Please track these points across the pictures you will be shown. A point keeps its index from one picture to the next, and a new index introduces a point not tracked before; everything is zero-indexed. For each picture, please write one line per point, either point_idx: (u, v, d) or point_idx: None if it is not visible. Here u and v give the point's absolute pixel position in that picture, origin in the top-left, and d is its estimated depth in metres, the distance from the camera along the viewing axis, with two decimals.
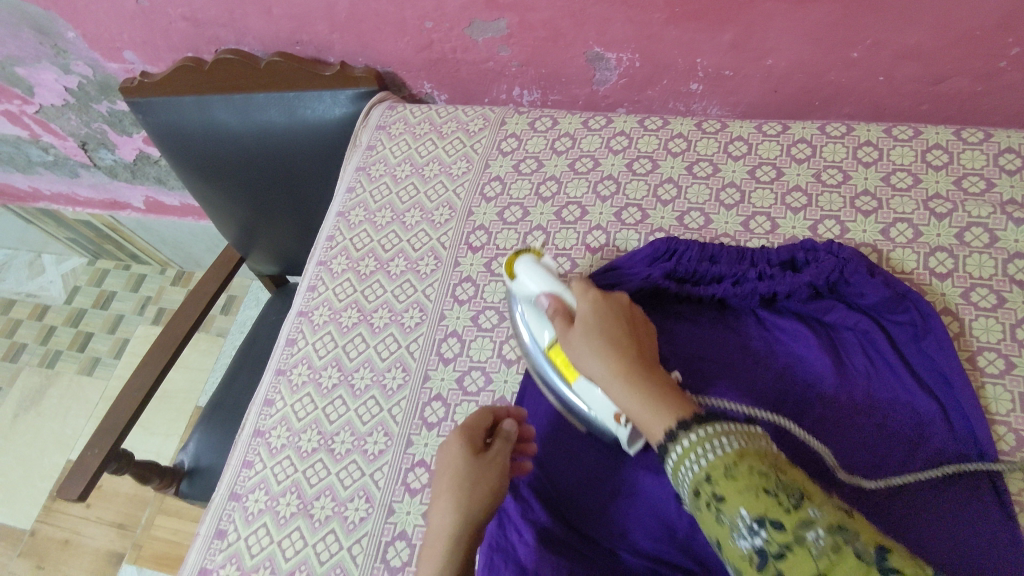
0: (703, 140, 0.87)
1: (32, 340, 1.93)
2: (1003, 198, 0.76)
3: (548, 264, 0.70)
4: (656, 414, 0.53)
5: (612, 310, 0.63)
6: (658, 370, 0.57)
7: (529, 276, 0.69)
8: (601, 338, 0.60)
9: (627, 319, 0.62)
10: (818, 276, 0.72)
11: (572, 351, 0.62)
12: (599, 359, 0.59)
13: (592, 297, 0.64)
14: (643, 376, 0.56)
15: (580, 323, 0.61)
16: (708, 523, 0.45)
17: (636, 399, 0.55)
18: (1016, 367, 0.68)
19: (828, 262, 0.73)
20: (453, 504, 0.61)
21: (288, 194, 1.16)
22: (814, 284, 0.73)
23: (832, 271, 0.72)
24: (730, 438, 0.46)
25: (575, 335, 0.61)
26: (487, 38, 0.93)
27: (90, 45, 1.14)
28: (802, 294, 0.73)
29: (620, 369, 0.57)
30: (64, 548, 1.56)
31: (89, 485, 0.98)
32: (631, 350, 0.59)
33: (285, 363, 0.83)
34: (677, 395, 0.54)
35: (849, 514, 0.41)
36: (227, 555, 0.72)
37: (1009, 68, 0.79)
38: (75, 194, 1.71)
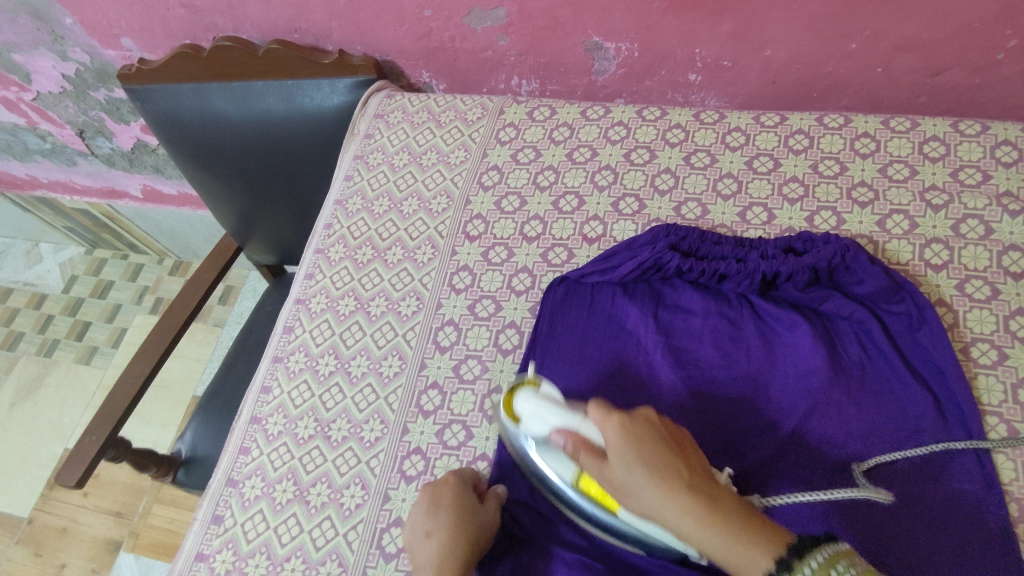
0: (701, 131, 0.87)
1: (30, 329, 1.93)
2: (999, 190, 0.76)
3: (546, 390, 0.64)
4: (746, 558, 0.47)
5: (649, 437, 0.55)
6: (722, 491, 0.52)
7: (534, 412, 0.63)
8: (652, 470, 0.52)
9: (664, 436, 0.55)
10: (818, 260, 0.72)
11: (616, 484, 0.55)
12: (654, 495, 0.52)
13: (617, 422, 0.55)
14: (712, 507, 0.50)
15: (621, 453, 0.54)
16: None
17: (712, 542, 0.49)
18: (1009, 359, 0.68)
19: (827, 248, 0.72)
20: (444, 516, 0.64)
21: (286, 183, 1.16)
22: (815, 268, 0.73)
23: (832, 256, 0.72)
24: (848, 572, 0.43)
25: (618, 469, 0.54)
26: (486, 27, 0.93)
27: (88, 32, 1.13)
28: (802, 278, 0.73)
29: (688, 510, 0.50)
30: (62, 536, 1.57)
31: (86, 471, 0.98)
32: (683, 473, 0.52)
33: (282, 350, 0.84)
34: (754, 523, 0.49)
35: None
36: (223, 541, 0.72)
37: (1007, 60, 0.79)
38: (73, 182, 1.71)
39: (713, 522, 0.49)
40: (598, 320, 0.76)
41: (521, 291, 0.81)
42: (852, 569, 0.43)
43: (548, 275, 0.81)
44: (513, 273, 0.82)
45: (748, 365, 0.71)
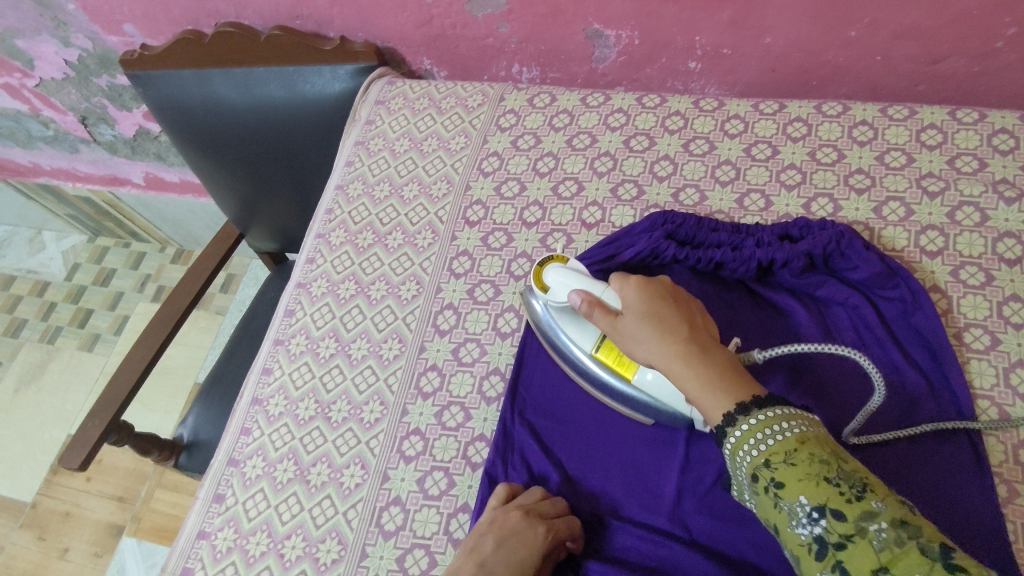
0: (700, 118, 0.88)
1: (33, 316, 1.94)
2: (995, 177, 0.77)
3: (574, 266, 0.69)
4: (716, 402, 0.54)
5: (660, 297, 0.60)
6: (716, 348, 0.58)
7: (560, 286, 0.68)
8: (654, 325, 0.58)
9: (674, 298, 0.60)
10: (813, 246, 0.73)
11: (622, 337, 0.61)
12: (654, 343, 0.58)
13: (635, 284, 0.61)
14: (700, 360, 0.56)
15: (631, 309, 0.60)
16: (764, 505, 0.49)
17: (692, 385, 0.56)
18: (1002, 344, 0.69)
19: (823, 235, 0.73)
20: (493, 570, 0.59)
21: (288, 170, 1.17)
22: (810, 254, 0.74)
23: (828, 243, 0.73)
24: (794, 427, 0.49)
25: (628, 324, 0.60)
26: (487, 14, 0.93)
27: (90, 17, 1.14)
28: (797, 264, 0.74)
29: (678, 358, 0.57)
30: (65, 520, 1.58)
31: (90, 453, 1.00)
32: (684, 328, 0.58)
33: (283, 333, 0.84)
34: (735, 377, 0.55)
35: (914, 513, 0.44)
36: (225, 518, 0.74)
37: (1005, 48, 0.79)
38: (75, 169, 1.72)
39: (697, 370, 0.56)
40: None
41: (520, 276, 0.82)
42: (800, 426, 0.49)
43: None
44: (513, 258, 0.83)
45: (744, 350, 0.71)
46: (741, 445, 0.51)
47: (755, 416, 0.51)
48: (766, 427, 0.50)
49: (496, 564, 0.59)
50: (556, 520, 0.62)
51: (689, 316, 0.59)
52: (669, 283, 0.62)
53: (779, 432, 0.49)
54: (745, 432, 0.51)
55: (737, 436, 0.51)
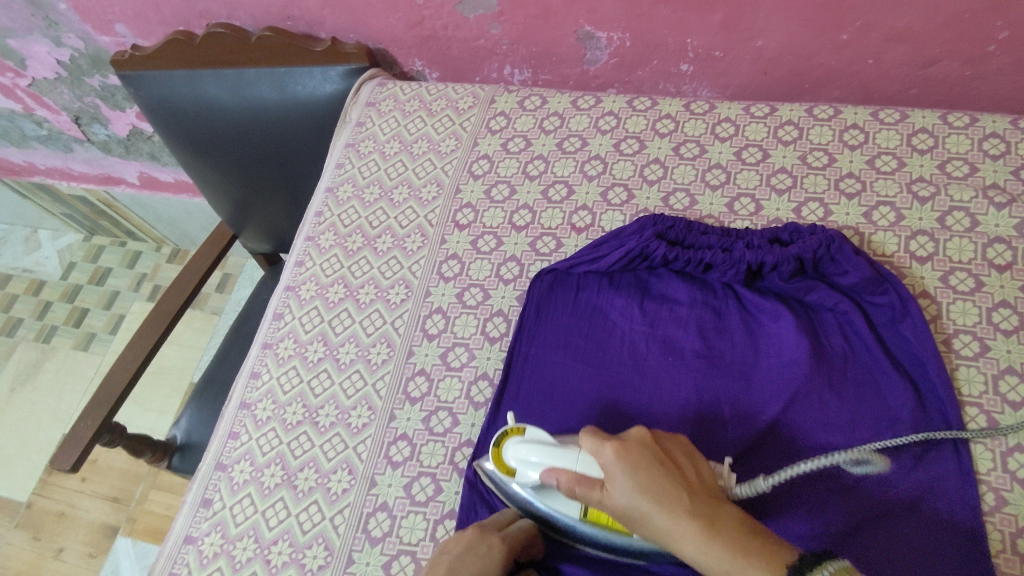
0: (691, 121, 0.87)
1: (28, 315, 1.93)
2: (985, 182, 0.76)
3: (534, 435, 0.64)
4: (750, 569, 0.48)
5: (644, 460, 0.55)
6: (724, 508, 0.53)
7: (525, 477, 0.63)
8: (651, 497, 0.53)
9: (660, 456, 0.55)
10: (804, 250, 0.72)
11: (618, 509, 0.55)
12: (657, 517, 0.52)
13: (613, 450, 0.55)
14: (711, 528, 0.51)
15: (620, 479, 0.54)
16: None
17: (716, 562, 0.49)
18: (991, 351, 0.68)
19: (813, 239, 0.73)
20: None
21: (280, 171, 1.17)
22: (800, 258, 0.73)
23: (818, 247, 0.72)
24: None
25: (619, 494, 0.54)
26: (478, 15, 0.93)
27: (81, 17, 1.13)
28: (787, 268, 0.73)
29: (684, 530, 0.51)
30: (60, 520, 1.58)
31: (81, 456, 0.99)
32: (683, 494, 0.53)
33: (271, 337, 0.84)
34: (758, 542, 0.50)
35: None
36: (212, 523, 0.73)
37: (997, 52, 0.79)
38: (70, 168, 1.71)
39: (716, 541, 0.50)
40: (584, 309, 0.77)
41: (509, 280, 0.81)
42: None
43: (536, 264, 0.82)
44: (502, 262, 0.83)
45: (731, 355, 0.71)
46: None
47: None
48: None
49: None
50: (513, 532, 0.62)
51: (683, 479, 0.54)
52: (648, 436, 0.57)
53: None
54: None
55: None
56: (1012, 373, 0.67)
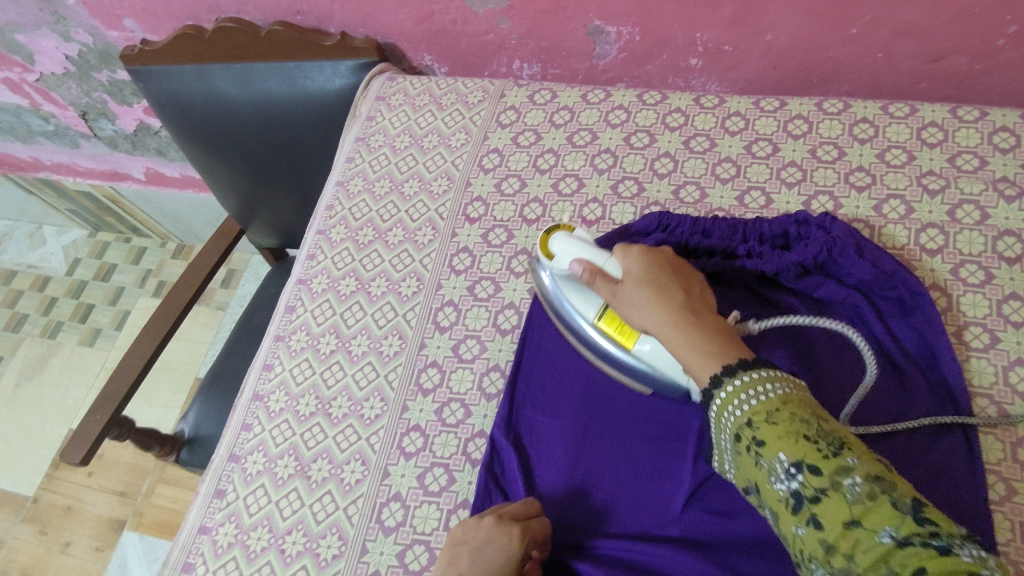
0: (701, 115, 0.87)
1: (34, 311, 1.94)
2: (995, 175, 0.77)
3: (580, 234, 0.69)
4: (705, 361, 0.55)
5: (658, 264, 0.62)
6: (712, 317, 0.59)
7: (563, 251, 0.68)
8: (648, 299, 0.60)
9: (673, 267, 0.63)
10: (805, 254, 0.73)
11: (624, 303, 0.63)
12: (647, 310, 0.60)
13: (635, 254, 0.63)
14: (692, 322, 0.57)
15: (631, 279, 0.62)
16: (747, 464, 0.50)
17: (683, 352, 0.57)
18: (1001, 342, 0.69)
19: (817, 241, 0.73)
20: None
21: (289, 166, 1.17)
22: (803, 263, 0.74)
23: (821, 251, 0.73)
24: (778, 388, 0.49)
25: (625, 287, 0.62)
26: (488, 10, 0.93)
27: (90, 12, 1.14)
28: (791, 271, 0.74)
29: (667, 316, 0.58)
30: (67, 514, 1.59)
31: (92, 448, 1.00)
32: (679, 296, 0.59)
33: (283, 329, 0.85)
34: (725, 342, 0.56)
35: (887, 467, 0.45)
36: (226, 514, 0.74)
37: (1007, 46, 0.79)
38: (76, 164, 1.71)
39: (693, 330, 0.57)
40: None
41: (520, 273, 0.82)
42: (784, 387, 0.50)
43: None
44: (513, 255, 0.83)
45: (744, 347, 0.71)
46: (731, 404, 0.51)
47: (741, 375, 0.51)
48: (749, 388, 0.50)
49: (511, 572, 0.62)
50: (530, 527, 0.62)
51: (686, 291, 0.61)
52: (672, 255, 0.65)
53: (764, 392, 0.50)
54: (730, 394, 0.51)
55: (723, 398, 0.52)
56: (1022, 364, 0.68)
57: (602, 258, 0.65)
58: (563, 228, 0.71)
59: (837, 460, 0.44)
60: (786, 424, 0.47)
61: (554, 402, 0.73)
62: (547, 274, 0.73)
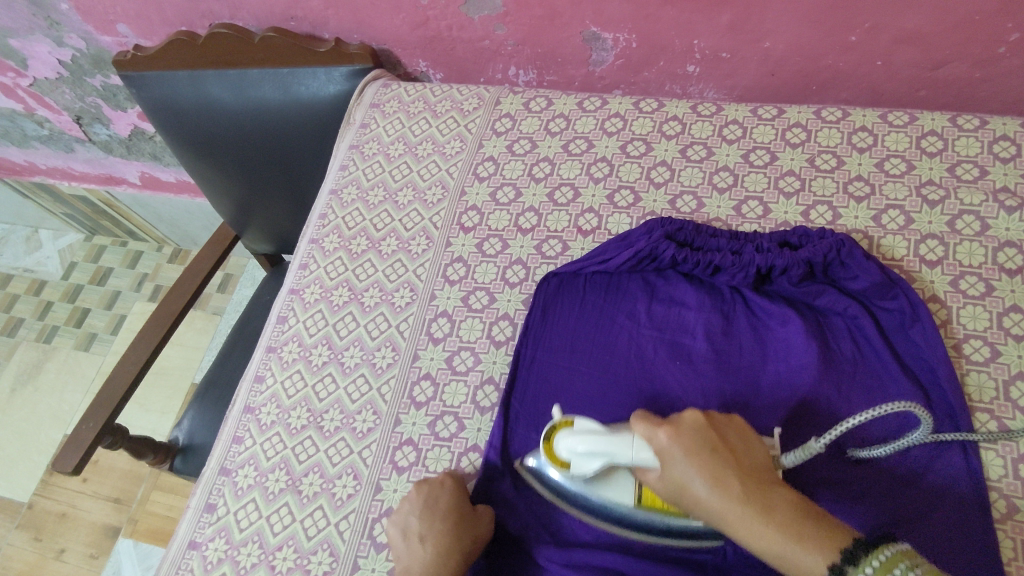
0: (698, 123, 0.86)
1: (29, 315, 1.93)
2: (995, 186, 0.76)
3: (586, 426, 0.62)
4: (800, 548, 0.48)
5: (698, 441, 0.55)
6: (774, 492, 0.52)
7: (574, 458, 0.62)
8: (699, 481, 0.53)
9: (714, 443, 0.55)
10: (815, 253, 0.72)
11: (669, 491, 0.56)
12: (705, 493, 0.53)
13: (666, 434, 0.56)
14: (764, 506, 0.51)
15: (677, 454, 0.55)
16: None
17: (765, 546, 0.50)
18: (1002, 356, 0.68)
19: (823, 242, 0.73)
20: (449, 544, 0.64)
21: (284, 173, 1.16)
22: (810, 262, 0.73)
23: (828, 251, 0.72)
24: (912, 575, 0.44)
25: (674, 468, 0.55)
26: (483, 16, 0.92)
27: (83, 17, 1.13)
28: (797, 272, 0.73)
29: (737, 502, 0.51)
30: (61, 521, 1.58)
31: (83, 458, 0.99)
32: (733, 480, 0.52)
33: (276, 340, 0.84)
34: (809, 520, 0.50)
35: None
36: (216, 529, 0.73)
37: (1007, 54, 0.78)
38: (71, 168, 1.70)
39: (766, 522, 0.50)
40: (592, 313, 0.76)
41: (515, 283, 0.81)
42: (918, 575, 0.44)
43: (542, 268, 0.81)
44: (508, 265, 0.82)
45: (740, 360, 0.70)
46: None
47: (864, 565, 0.45)
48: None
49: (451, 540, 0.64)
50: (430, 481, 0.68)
51: (734, 462, 0.54)
52: (704, 420, 0.56)
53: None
54: None
55: None
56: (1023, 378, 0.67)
57: (626, 450, 0.58)
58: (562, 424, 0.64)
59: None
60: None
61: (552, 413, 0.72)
62: (534, 459, 0.67)
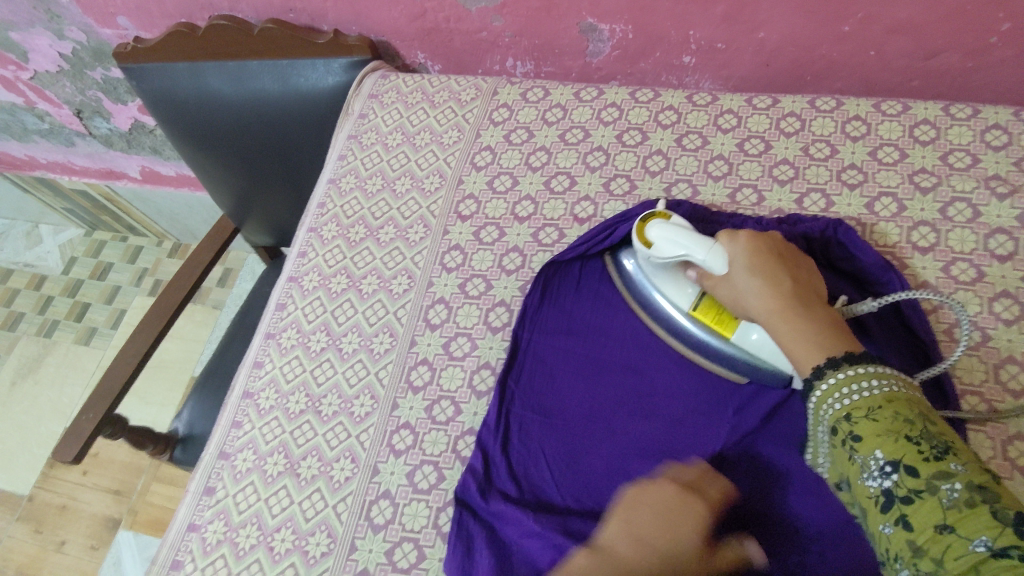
0: (694, 113, 0.87)
1: (30, 309, 1.94)
2: (987, 173, 0.76)
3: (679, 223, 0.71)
4: (813, 350, 0.58)
5: (769, 252, 0.65)
6: (808, 304, 0.61)
7: (661, 239, 0.70)
8: (750, 282, 0.64)
9: (776, 251, 0.65)
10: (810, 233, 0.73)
11: (728, 294, 0.66)
12: (754, 293, 0.63)
13: (745, 241, 0.66)
14: (803, 310, 0.60)
15: (740, 262, 0.65)
16: (842, 456, 0.53)
17: (790, 337, 0.60)
18: (992, 339, 0.69)
19: (818, 223, 0.74)
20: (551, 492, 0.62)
21: (283, 165, 1.17)
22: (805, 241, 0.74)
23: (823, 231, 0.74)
24: (884, 388, 0.52)
25: (737, 272, 0.65)
26: (480, 7, 0.93)
27: (83, 10, 1.13)
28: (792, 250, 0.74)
29: (781, 300, 0.61)
30: (61, 513, 1.59)
31: (84, 446, 0.99)
32: (785, 282, 0.63)
33: (274, 327, 0.84)
34: (835, 331, 0.59)
35: (995, 479, 0.46)
36: (215, 511, 0.74)
37: (999, 43, 0.79)
38: (71, 163, 1.71)
39: (799, 320, 0.60)
40: (589, 296, 0.78)
41: (512, 270, 0.81)
42: (892, 386, 0.52)
43: (538, 255, 0.82)
44: (504, 253, 0.83)
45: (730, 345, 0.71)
46: (829, 395, 0.54)
47: (849, 369, 0.54)
48: (854, 383, 0.53)
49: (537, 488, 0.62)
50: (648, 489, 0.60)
51: (787, 275, 0.63)
52: (778, 240, 0.67)
53: (869, 388, 0.52)
54: (831, 387, 0.54)
55: (823, 389, 0.55)
56: (1013, 362, 0.67)
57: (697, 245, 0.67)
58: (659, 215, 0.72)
59: (940, 474, 0.47)
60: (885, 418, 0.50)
61: (549, 396, 0.72)
62: (633, 263, 0.76)
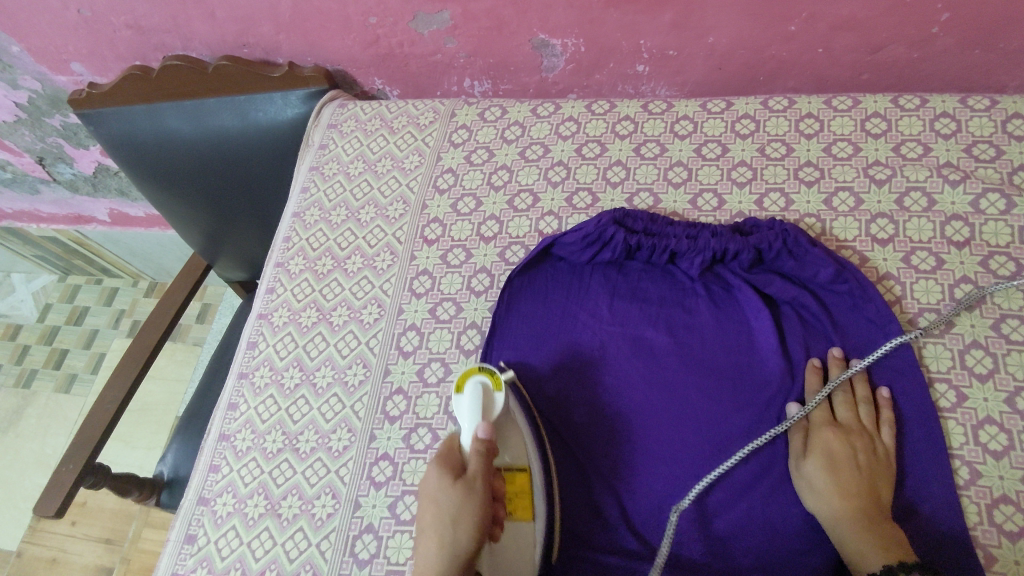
0: (650, 121, 0.88)
1: (7, 360, 1.91)
2: (940, 162, 0.78)
3: (496, 407, 0.68)
4: (870, 537, 0.60)
5: (848, 466, 0.63)
6: (887, 472, 0.64)
7: (469, 395, 0.68)
8: (472, 502, 0.62)
9: (857, 482, 0.63)
10: (761, 244, 0.74)
11: (802, 459, 0.66)
12: (824, 485, 0.63)
13: (822, 472, 0.64)
14: (868, 527, 0.60)
15: (796, 458, 0.66)
16: None
17: (863, 545, 0.60)
18: (956, 326, 0.70)
19: (770, 234, 0.74)
20: (436, 546, 0.61)
21: (247, 203, 1.17)
22: (759, 249, 0.75)
23: (776, 240, 0.74)
24: None
25: (807, 472, 0.65)
26: (432, 31, 0.93)
27: (35, 59, 1.12)
28: (746, 257, 0.75)
29: (845, 520, 0.61)
30: (51, 567, 1.56)
31: (66, 500, 0.97)
32: (879, 505, 0.62)
33: (247, 366, 0.84)
34: (875, 527, 0.60)
35: None
36: (198, 559, 0.73)
37: (941, 33, 0.81)
38: (38, 210, 1.69)
39: (863, 535, 0.60)
40: (556, 311, 0.79)
41: (481, 291, 0.82)
42: None
43: (506, 274, 0.82)
44: (472, 274, 0.83)
45: (696, 366, 0.73)
46: None
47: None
48: None
49: (438, 527, 0.62)
50: (430, 470, 0.66)
51: (873, 442, 0.65)
52: (856, 454, 0.64)
53: None
54: None
55: None
56: (977, 347, 0.69)
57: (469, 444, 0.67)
58: (489, 376, 0.69)
59: None
60: (854, 494, 0.62)
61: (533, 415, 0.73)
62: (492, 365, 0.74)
